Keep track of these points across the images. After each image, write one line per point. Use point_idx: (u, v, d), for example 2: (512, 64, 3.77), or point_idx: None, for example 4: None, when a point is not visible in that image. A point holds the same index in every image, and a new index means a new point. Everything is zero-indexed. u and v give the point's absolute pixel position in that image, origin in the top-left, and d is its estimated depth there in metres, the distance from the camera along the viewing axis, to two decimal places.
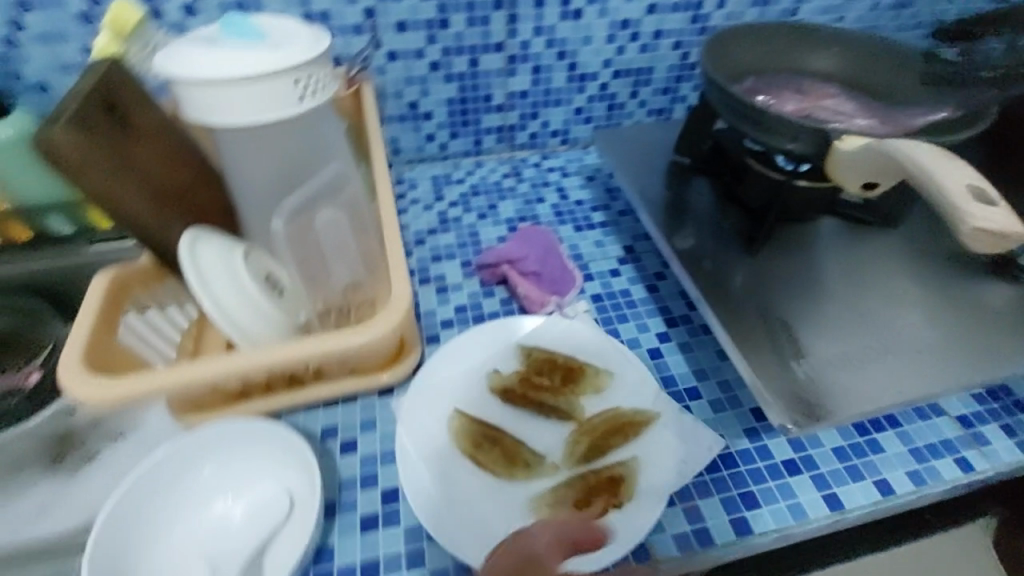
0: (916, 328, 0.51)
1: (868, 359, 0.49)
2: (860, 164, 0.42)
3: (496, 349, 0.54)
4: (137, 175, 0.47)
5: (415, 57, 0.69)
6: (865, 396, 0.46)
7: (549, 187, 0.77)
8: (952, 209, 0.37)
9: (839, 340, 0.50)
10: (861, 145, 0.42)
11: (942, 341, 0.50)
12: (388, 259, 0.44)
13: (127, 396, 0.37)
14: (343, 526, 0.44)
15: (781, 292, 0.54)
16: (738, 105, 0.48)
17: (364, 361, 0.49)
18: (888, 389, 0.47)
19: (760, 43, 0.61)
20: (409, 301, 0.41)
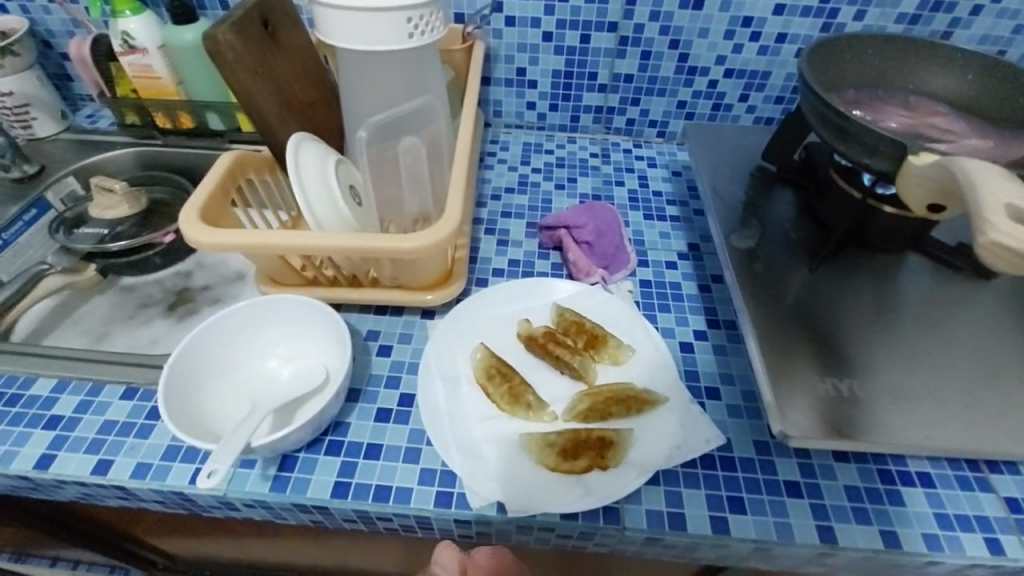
0: (976, 384, 0.47)
1: (905, 398, 0.46)
2: (930, 181, 0.40)
3: (533, 304, 0.59)
4: (273, 82, 0.56)
5: (531, 25, 0.73)
6: (886, 431, 0.44)
7: (633, 173, 0.78)
8: (976, 221, 0.34)
9: (880, 373, 0.48)
10: (933, 161, 0.39)
11: (997, 403, 0.46)
12: (452, 191, 0.50)
13: (221, 244, 0.46)
14: (361, 412, 0.50)
15: (832, 314, 0.52)
16: (829, 113, 0.47)
17: (414, 278, 0.55)
18: (914, 432, 0.44)
19: (876, 55, 0.59)
20: (456, 226, 0.48)
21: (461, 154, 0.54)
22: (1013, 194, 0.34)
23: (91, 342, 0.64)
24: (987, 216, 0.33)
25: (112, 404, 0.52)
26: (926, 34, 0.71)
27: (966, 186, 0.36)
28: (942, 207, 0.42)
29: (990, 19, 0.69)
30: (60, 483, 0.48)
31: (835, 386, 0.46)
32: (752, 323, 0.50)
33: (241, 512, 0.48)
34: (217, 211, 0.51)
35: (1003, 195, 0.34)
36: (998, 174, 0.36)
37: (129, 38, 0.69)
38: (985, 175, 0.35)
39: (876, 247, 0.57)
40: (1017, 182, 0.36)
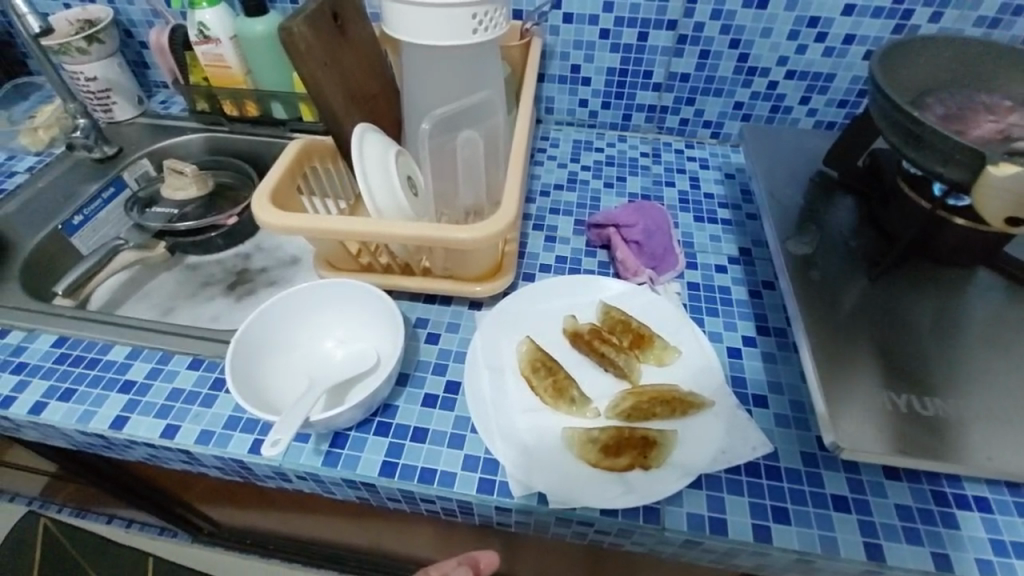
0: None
1: (969, 416, 0.44)
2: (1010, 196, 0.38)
3: (580, 301, 0.59)
4: (339, 74, 0.58)
5: (588, 22, 0.73)
6: (948, 451, 0.42)
7: (683, 174, 0.78)
8: None
9: (938, 390, 0.46)
10: (1014, 173, 0.38)
11: None
12: (509, 184, 0.51)
13: (288, 228, 0.48)
14: (409, 396, 0.52)
15: (892, 328, 0.50)
16: (902, 119, 0.45)
17: (466, 269, 0.56)
18: (977, 454, 0.42)
19: (955, 60, 0.56)
20: (509, 221, 0.48)
21: (518, 150, 0.54)
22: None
23: (159, 315, 0.69)
24: None
25: (179, 373, 0.55)
26: (1007, 38, 0.68)
27: None
28: (1019, 220, 0.40)
29: None
30: (131, 443, 0.51)
31: (892, 402, 0.45)
32: (805, 331, 0.49)
33: (292, 483, 0.51)
34: (286, 196, 0.53)
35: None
36: None
37: (204, 28, 0.73)
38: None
39: (942, 261, 0.55)
40: None
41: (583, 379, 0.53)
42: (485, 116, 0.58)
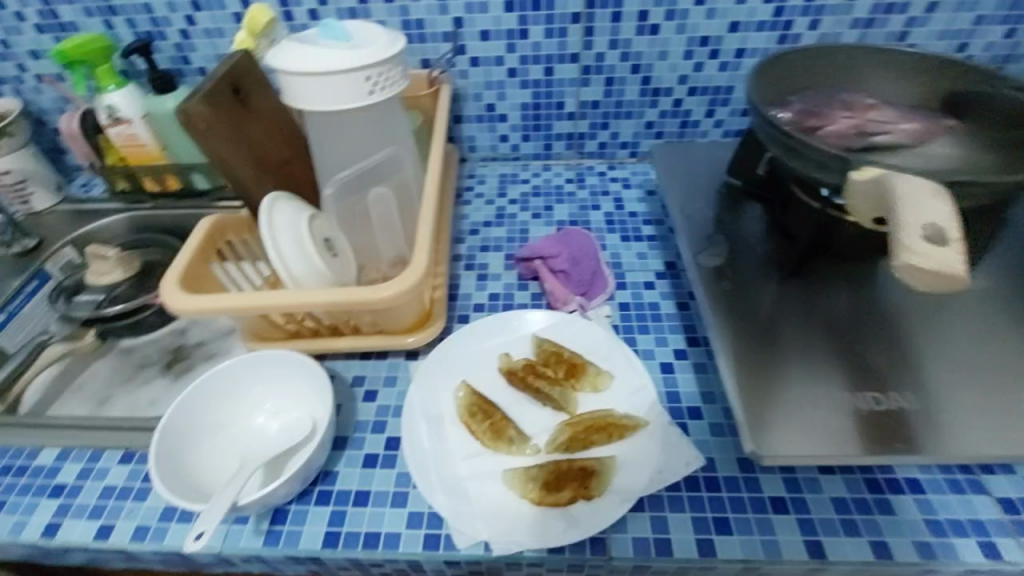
0: (961, 390, 0.47)
1: (883, 406, 0.46)
2: (869, 196, 0.39)
3: (515, 338, 0.60)
4: (246, 145, 0.58)
5: (495, 64, 0.76)
6: (864, 444, 0.44)
7: (608, 196, 0.81)
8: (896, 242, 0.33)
9: (849, 384, 0.48)
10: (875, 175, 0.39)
11: (972, 406, 0.46)
12: (420, 237, 0.52)
13: (202, 310, 0.48)
14: (349, 460, 0.51)
15: (807, 328, 0.52)
16: (775, 132, 0.47)
17: (393, 322, 0.56)
18: (889, 443, 0.44)
19: (830, 67, 0.58)
20: (422, 274, 0.49)
21: (430, 200, 0.56)
22: (940, 214, 0.34)
23: (94, 407, 0.67)
24: (905, 239, 0.33)
25: (110, 469, 0.54)
26: (882, 36, 0.71)
27: (896, 205, 0.35)
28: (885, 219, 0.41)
29: (948, 14, 0.68)
30: (65, 549, 0.49)
31: (808, 402, 0.46)
32: (722, 341, 0.51)
33: (238, 567, 0.49)
34: (197, 272, 0.53)
35: (924, 214, 0.34)
36: (926, 194, 0.36)
37: (113, 111, 0.73)
38: (909, 194, 0.35)
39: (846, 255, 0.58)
40: (945, 201, 0.35)
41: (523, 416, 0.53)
42: (394, 170, 0.59)
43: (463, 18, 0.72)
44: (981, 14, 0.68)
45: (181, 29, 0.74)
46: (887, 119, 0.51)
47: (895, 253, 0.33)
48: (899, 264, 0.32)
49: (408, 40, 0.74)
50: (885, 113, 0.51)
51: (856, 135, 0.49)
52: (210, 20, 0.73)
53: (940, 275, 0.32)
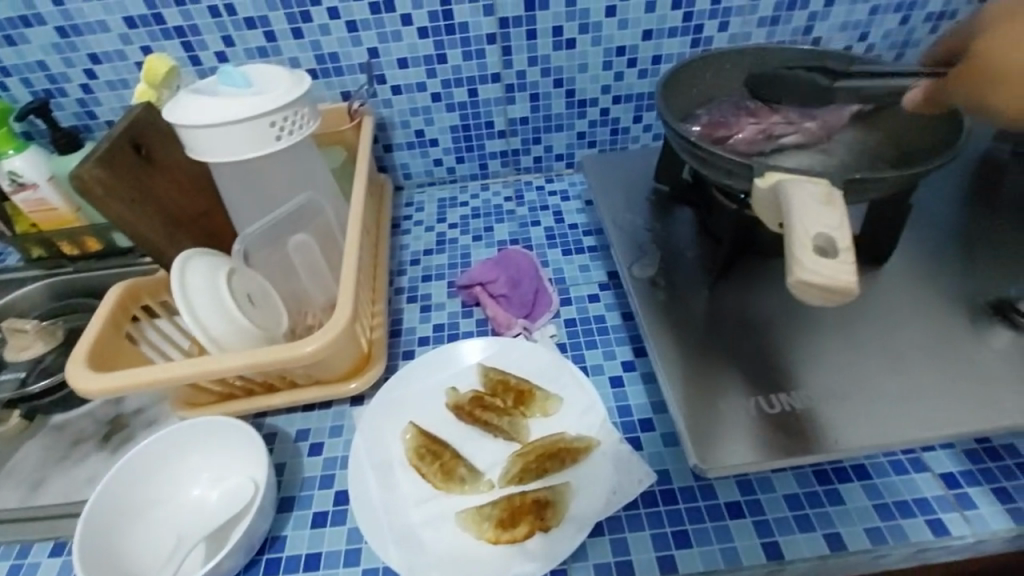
0: (893, 375, 0.48)
1: (821, 401, 0.47)
2: (770, 204, 0.40)
3: (460, 368, 0.59)
4: (153, 203, 0.56)
5: (417, 90, 0.75)
6: (801, 443, 0.45)
7: (547, 211, 0.80)
8: (791, 257, 0.34)
9: (784, 385, 0.49)
10: (774, 182, 0.39)
11: (902, 390, 0.47)
12: (345, 282, 0.51)
13: (117, 388, 0.45)
14: (297, 521, 0.49)
15: (744, 330, 0.53)
16: (685, 142, 0.48)
17: (329, 371, 0.54)
18: (827, 438, 0.45)
19: (735, 69, 0.60)
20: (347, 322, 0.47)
21: (354, 241, 0.54)
22: (831, 223, 0.36)
23: (24, 494, 0.62)
24: (798, 255, 0.34)
25: (40, 565, 0.50)
26: (789, 32, 0.74)
27: (790, 217, 0.36)
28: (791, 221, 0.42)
29: (845, 6, 0.72)
30: None
31: (745, 408, 0.47)
32: (659, 354, 0.51)
33: None
34: (106, 346, 0.50)
35: (815, 226, 0.35)
36: (816, 201, 0.37)
37: (16, 176, 0.69)
38: (801, 204, 0.37)
39: (775, 251, 0.59)
40: (835, 207, 0.37)
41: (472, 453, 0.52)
42: (314, 213, 0.58)
43: (377, 47, 0.70)
44: (875, 4, 0.72)
45: (82, 84, 0.71)
46: (793, 117, 0.52)
47: (789, 270, 0.34)
48: (794, 281, 0.33)
49: (324, 73, 0.72)
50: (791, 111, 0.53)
51: (764, 138, 0.50)
52: (112, 72, 0.70)
53: (833, 288, 0.33)
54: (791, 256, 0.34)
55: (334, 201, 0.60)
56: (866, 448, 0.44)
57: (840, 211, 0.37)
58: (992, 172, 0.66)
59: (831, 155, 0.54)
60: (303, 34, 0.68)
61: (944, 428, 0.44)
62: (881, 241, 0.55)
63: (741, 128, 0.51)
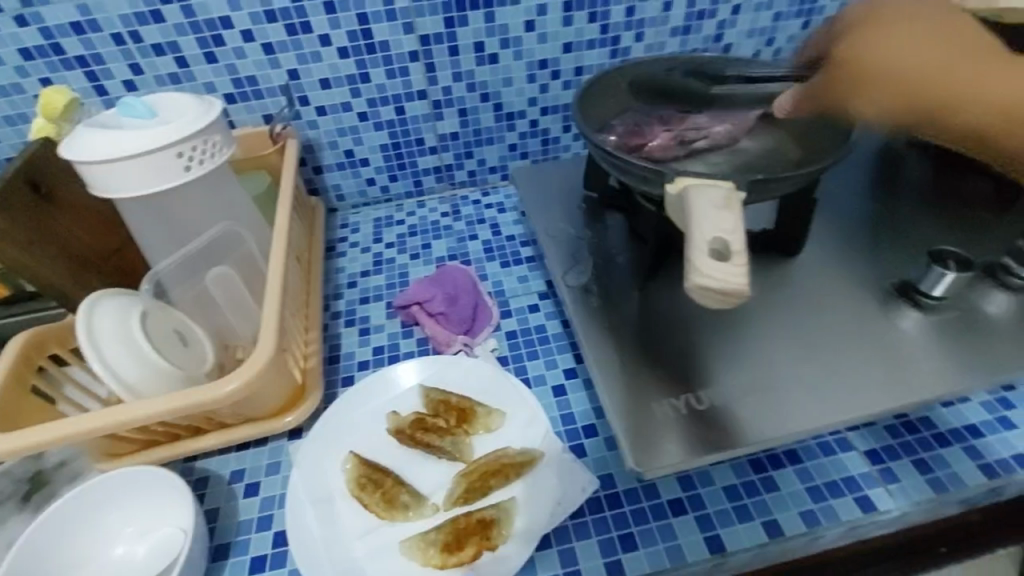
0: (813, 363, 0.51)
1: (749, 393, 0.49)
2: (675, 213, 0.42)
3: (398, 392, 0.57)
4: (57, 244, 0.53)
5: (342, 110, 0.73)
6: (731, 437, 0.46)
7: (484, 224, 0.80)
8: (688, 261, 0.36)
9: (714, 381, 0.50)
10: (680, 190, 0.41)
11: (821, 376, 0.49)
12: (267, 314, 0.49)
13: (18, 449, 0.42)
14: (233, 569, 0.47)
15: (676, 329, 0.55)
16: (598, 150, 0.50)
17: (259, 408, 0.52)
18: (754, 429, 0.46)
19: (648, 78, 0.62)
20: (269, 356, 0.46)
21: (276, 269, 0.52)
22: (727, 227, 0.37)
23: None
24: (695, 259, 0.35)
25: None
26: (700, 40, 0.77)
27: (690, 224, 0.38)
28: None
29: (750, 14, 0.76)
30: None
31: (677, 407, 0.48)
32: (593, 360, 0.52)
33: None
34: (2, 405, 0.46)
35: (713, 231, 0.37)
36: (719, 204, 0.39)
37: None
38: (698, 211, 0.38)
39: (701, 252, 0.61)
40: (733, 211, 0.39)
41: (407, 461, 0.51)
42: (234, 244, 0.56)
43: (297, 69, 0.69)
44: (777, 11, 0.76)
45: None
46: (702, 123, 0.55)
47: (688, 275, 0.35)
48: (693, 287, 0.35)
49: (243, 98, 0.70)
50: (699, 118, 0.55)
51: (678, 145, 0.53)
52: (6, 106, 0.65)
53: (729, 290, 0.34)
54: (689, 261, 0.35)
55: (257, 229, 0.58)
56: (788, 438, 0.46)
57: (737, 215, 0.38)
58: (892, 161, 0.71)
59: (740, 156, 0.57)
60: (216, 58, 0.66)
61: (858, 411, 0.47)
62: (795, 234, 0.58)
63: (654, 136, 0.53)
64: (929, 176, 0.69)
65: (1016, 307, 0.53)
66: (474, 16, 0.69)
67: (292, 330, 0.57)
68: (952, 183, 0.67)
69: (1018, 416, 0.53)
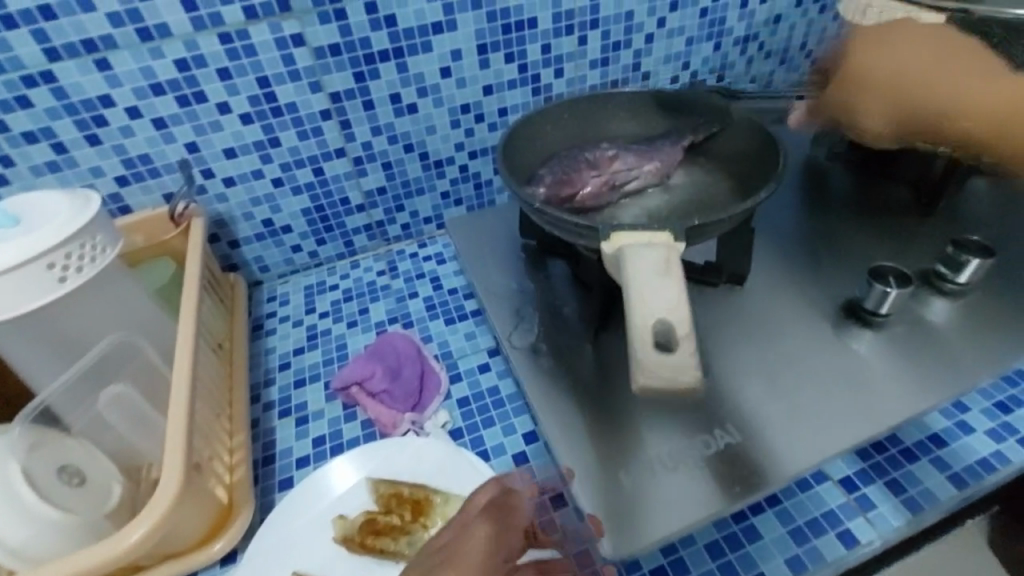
0: (782, 399, 0.49)
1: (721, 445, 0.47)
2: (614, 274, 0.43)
3: (332, 497, 0.51)
4: None
5: (254, 178, 0.68)
6: (708, 495, 0.44)
7: (424, 278, 0.76)
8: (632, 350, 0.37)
9: (680, 433, 0.48)
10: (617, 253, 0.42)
11: (786, 413, 0.48)
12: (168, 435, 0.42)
13: None
14: None
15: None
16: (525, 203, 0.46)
17: (177, 542, 0.45)
18: (728, 484, 0.45)
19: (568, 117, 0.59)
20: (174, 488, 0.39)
21: (180, 380, 0.45)
22: (667, 302, 0.38)
23: None
24: (640, 353, 0.37)
25: None
26: (620, 70, 0.77)
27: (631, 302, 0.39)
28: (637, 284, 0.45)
29: (664, 41, 0.76)
30: None
31: (648, 470, 0.46)
32: (554, 429, 0.49)
33: None
34: None
35: (652, 312, 0.38)
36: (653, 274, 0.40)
37: None
38: (639, 281, 0.40)
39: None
40: (669, 279, 0.40)
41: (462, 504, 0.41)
42: (131, 354, 0.49)
43: (196, 141, 0.62)
44: (689, 36, 0.77)
45: None
46: (631, 163, 0.52)
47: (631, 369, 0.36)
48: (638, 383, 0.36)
49: (137, 178, 0.63)
50: (627, 158, 0.53)
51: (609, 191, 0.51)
52: None
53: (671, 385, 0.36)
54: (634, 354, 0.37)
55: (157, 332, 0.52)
56: (765, 489, 0.44)
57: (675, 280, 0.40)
58: (817, 175, 0.73)
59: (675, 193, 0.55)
60: (100, 139, 0.59)
61: (830, 451, 0.45)
62: (738, 263, 0.57)
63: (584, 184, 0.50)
64: (854, 186, 0.71)
65: (954, 314, 0.54)
66: (385, 67, 0.65)
67: (212, 440, 0.50)
68: (874, 190, 0.69)
69: (973, 418, 0.53)
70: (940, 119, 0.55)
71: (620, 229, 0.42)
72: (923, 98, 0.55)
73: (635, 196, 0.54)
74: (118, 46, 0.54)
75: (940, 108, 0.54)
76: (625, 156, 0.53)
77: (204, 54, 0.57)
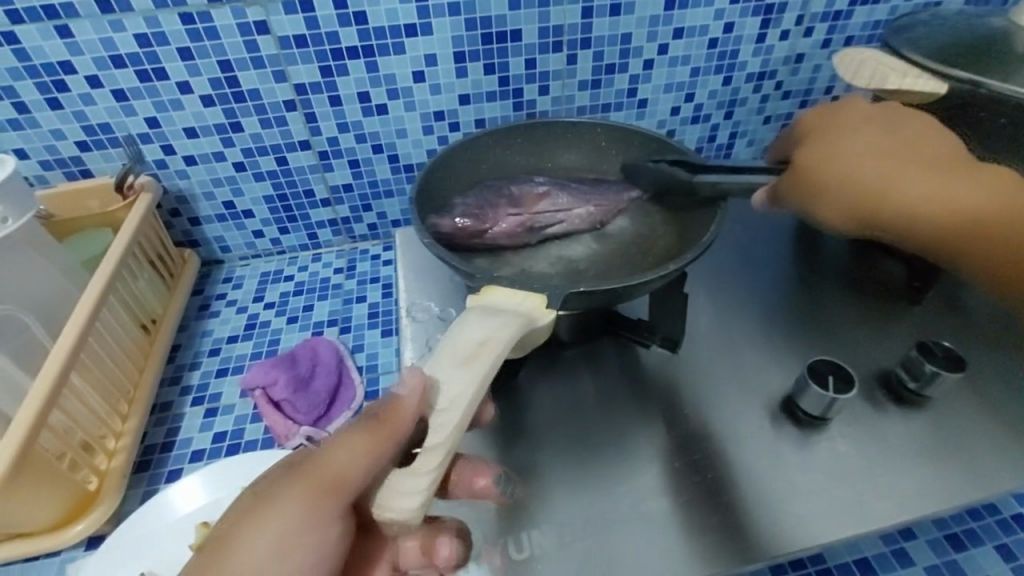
0: (723, 477, 0.45)
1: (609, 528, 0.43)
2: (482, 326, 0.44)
3: (174, 517, 0.48)
4: None
5: (215, 159, 0.67)
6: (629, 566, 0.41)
7: (377, 283, 0.73)
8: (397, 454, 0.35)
9: (602, 493, 0.45)
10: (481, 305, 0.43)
11: (720, 492, 0.44)
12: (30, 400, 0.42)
13: None
14: None
15: (552, 440, 0.48)
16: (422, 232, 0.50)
17: (29, 520, 0.45)
18: (653, 556, 0.41)
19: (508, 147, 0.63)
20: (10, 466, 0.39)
21: (51, 360, 0.45)
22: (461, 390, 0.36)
23: None
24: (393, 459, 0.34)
25: None
26: (613, 94, 0.71)
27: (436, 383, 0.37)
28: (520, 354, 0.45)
29: (665, 70, 0.70)
30: None
31: (566, 529, 0.43)
32: None
33: None
34: None
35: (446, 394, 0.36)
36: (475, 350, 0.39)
37: None
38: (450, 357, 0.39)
39: (568, 341, 0.55)
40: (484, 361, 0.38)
41: (382, 429, 0.34)
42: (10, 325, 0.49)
43: (157, 117, 0.62)
44: (695, 67, 0.70)
45: None
46: (561, 204, 0.58)
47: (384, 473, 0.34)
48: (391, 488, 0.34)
49: (98, 145, 0.63)
50: (560, 198, 0.58)
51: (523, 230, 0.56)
52: None
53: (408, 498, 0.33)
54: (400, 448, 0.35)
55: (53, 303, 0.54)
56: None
57: (486, 361, 0.38)
58: (809, 241, 0.67)
59: (607, 241, 0.59)
60: (61, 104, 0.59)
61: (769, 545, 0.41)
62: (669, 325, 0.54)
63: (501, 220, 0.56)
64: (846, 257, 0.64)
65: (913, 426, 0.47)
66: (354, 64, 0.62)
67: (95, 424, 0.52)
68: (867, 264, 0.63)
69: (918, 550, 0.45)
70: (904, 219, 0.45)
71: (496, 284, 0.44)
72: (888, 198, 0.44)
73: (557, 233, 0.58)
74: (79, 15, 0.54)
75: (913, 204, 0.44)
76: (558, 195, 0.58)
77: (165, 31, 0.56)
